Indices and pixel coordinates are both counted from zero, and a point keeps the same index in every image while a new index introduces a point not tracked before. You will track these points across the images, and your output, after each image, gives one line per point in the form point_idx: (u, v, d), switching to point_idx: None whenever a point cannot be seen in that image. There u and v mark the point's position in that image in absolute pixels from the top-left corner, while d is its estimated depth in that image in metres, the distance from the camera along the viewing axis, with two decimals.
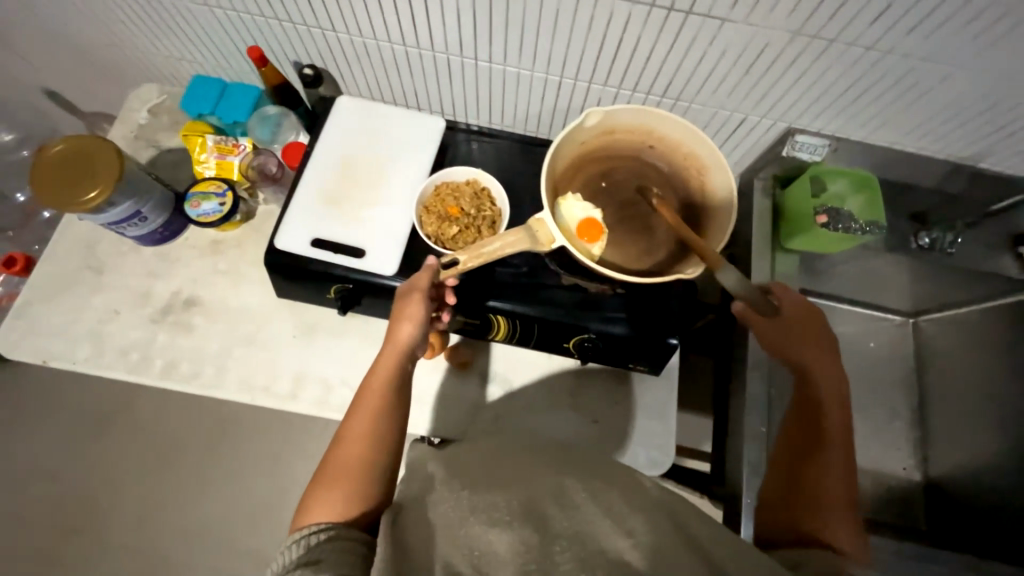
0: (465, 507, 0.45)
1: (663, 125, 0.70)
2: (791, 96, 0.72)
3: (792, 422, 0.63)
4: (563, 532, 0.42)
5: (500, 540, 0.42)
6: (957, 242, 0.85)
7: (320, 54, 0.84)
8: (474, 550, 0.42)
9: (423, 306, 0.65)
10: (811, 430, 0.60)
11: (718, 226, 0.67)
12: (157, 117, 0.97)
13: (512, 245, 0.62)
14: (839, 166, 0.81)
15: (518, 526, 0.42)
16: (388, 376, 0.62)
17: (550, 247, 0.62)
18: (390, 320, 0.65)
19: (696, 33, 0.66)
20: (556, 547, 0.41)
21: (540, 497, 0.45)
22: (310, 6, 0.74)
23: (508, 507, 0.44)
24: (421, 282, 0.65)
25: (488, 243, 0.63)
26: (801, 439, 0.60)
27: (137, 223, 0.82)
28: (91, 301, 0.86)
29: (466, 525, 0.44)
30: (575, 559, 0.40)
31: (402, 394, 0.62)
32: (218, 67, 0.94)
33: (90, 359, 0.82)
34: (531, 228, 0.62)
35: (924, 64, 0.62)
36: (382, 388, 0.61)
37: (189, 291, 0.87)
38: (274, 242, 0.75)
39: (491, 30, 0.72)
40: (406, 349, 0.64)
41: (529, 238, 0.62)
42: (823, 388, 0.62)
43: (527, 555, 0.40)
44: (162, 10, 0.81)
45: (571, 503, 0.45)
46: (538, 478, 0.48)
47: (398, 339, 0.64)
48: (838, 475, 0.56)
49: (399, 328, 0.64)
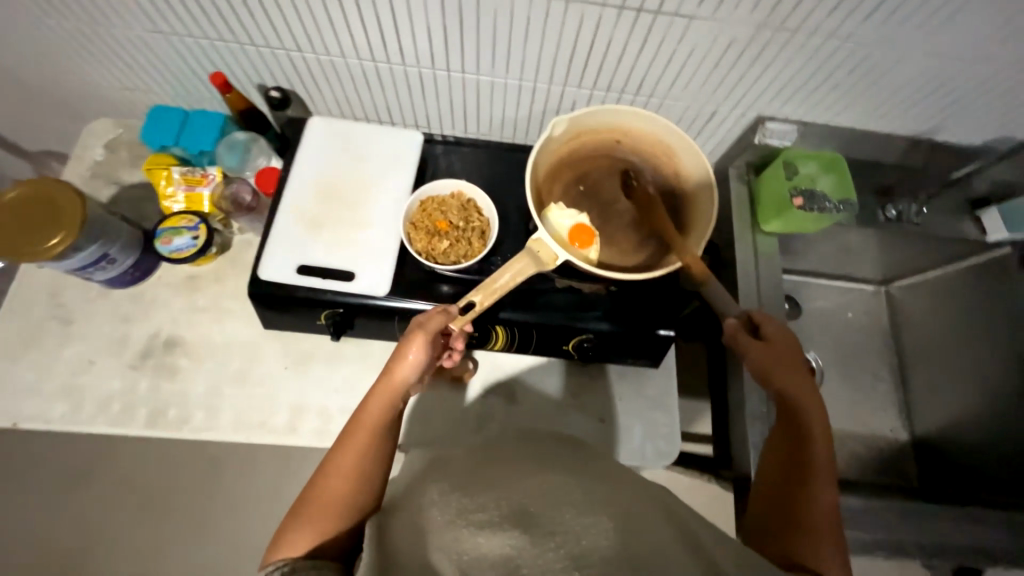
0: (452, 510, 0.44)
1: (628, 120, 0.71)
2: (760, 86, 0.74)
3: (777, 444, 0.63)
4: (555, 531, 0.41)
5: (492, 540, 0.41)
6: (922, 212, 0.88)
7: (285, 75, 0.82)
8: (461, 554, 0.40)
9: (428, 345, 0.61)
10: (795, 453, 0.60)
11: (704, 205, 0.70)
12: (115, 152, 0.93)
13: (520, 273, 0.62)
14: (808, 149, 0.83)
15: (509, 528, 0.42)
16: (381, 414, 0.58)
17: (555, 264, 0.62)
18: (392, 353, 0.61)
19: (666, 32, 0.67)
20: (549, 544, 0.40)
21: (530, 501, 0.44)
22: (273, 27, 0.72)
23: (497, 509, 0.44)
24: (432, 322, 0.62)
25: (499, 278, 0.63)
26: (787, 462, 0.60)
27: (105, 266, 0.78)
28: (61, 353, 0.81)
29: (453, 529, 0.43)
30: (569, 556, 0.39)
31: (392, 433, 0.59)
32: (177, 97, 0.90)
33: (67, 416, 0.77)
34: (532, 250, 0.62)
35: (881, 48, 0.65)
36: (372, 425, 0.57)
37: (168, 332, 0.83)
38: (257, 273, 0.72)
39: (461, 41, 0.72)
40: (401, 386, 0.60)
41: (532, 260, 0.62)
42: (806, 413, 0.61)
43: (518, 557, 0.39)
44: (112, 41, 0.78)
45: (561, 502, 0.44)
46: (526, 480, 0.47)
47: (394, 373, 0.60)
48: (825, 507, 0.55)
49: (397, 363, 0.61)
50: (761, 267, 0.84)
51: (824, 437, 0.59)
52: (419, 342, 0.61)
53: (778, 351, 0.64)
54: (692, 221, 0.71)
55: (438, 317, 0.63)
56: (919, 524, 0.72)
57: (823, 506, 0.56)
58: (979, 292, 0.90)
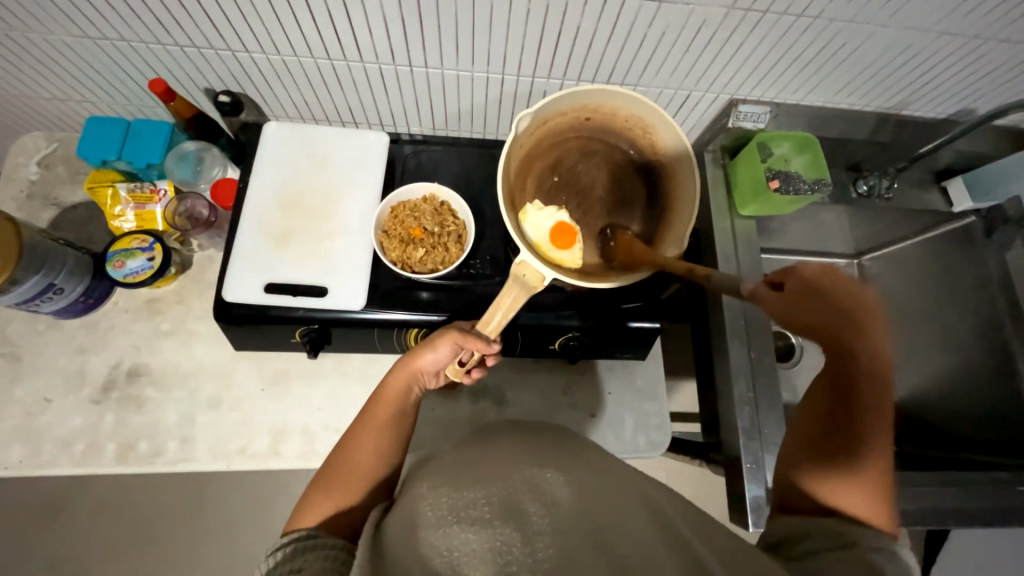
0: (443, 507, 0.44)
1: (595, 98, 0.64)
2: (731, 68, 0.73)
3: (823, 394, 0.56)
4: (545, 529, 0.40)
5: (480, 537, 0.40)
6: (893, 186, 0.88)
7: (233, 77, 0.76)
8: (451, 552, 0.40)
9: (453, 345, 0.60)
10: (845, 411, 0.53)
11: (684, 181, 0.65)
12: (52, 169, 0.86)
13: (513, 305, 0.57)
14: (781, 130, 0.81)
15: (499, 525, 0.41)
16: (399, 400, 0.59)
17: (542, 285, 0.56)
18: (415, 344, 0.62)
19: (636, 17, 0.64)
20: (538, 543, 0.39)
21: (521, 495, 0.44)
22: (213, 26, 0.66)
23: (488, 506, 0.43)
24: (469, 338, 0.59)
25: (489, 318, 0.58)
26: (832, 419, 0.54)
27: (51, 297, 0.72)
28: (12, 392, 0.75)
29: (443, 525, 0.42)
30: (560, 555, 0.38)
31: (409, 423, 0.60)
32: (115, 106, 0.83)
33: (26, 460, 0.72)
34: (518, 276, 0.55)
35: (850, 25, 0.65)
36: (392, 408, 0.59)
37: (132, 360, 0.78)
38: (222, 295, 0.68)
39: (422, 33, 0.67)
40: (419, 375, 0.61)
41: (520, 288, 0.56)
42: (863, 367, 0.54)
43: (509, 553, 0.39)
44: (31, 48, 0.70)
45: (553, 498, 0.44)
46: (518, 471, 0.47)
47: (415, 363, 0.60)
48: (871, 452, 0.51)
49: (420, 355, 0.61)
50: (740, 251, 0.83)
51: (880, 378, 0.53)
52: (448, 342, 0.60)
53: (834, 295, 0.53)
54: (675, 200, 0.67)
55: (476, 339, 0.59)
56: (901, 492, 0.74)
57: (869, 461, 0.51)
58: (950, 261, 0.91)
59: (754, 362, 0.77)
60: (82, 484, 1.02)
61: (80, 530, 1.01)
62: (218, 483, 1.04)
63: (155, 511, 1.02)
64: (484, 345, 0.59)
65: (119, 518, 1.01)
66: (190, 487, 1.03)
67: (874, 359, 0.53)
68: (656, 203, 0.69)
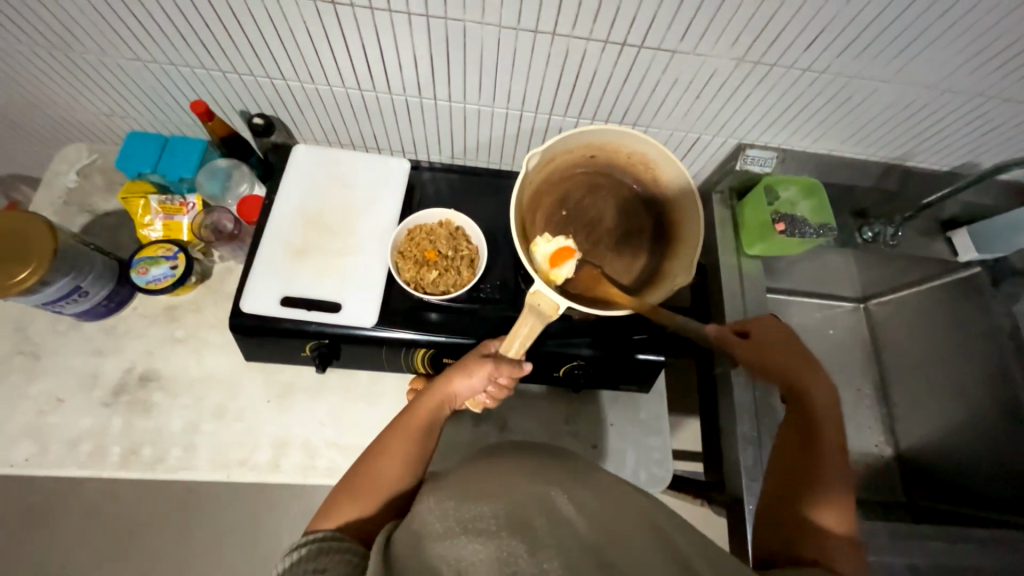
0: (450, 519, 0.44)
1: (600, 138, 0.67)
2: (740, 115, 0.76)
3: (789, 437, 0.60)
4: (551, 543, 0.40)
5: (486, 548, 0.40)
6: (898, 234, 0.90)
7: (268, 101, 0.81)
8: (458, 561, 0.40)
9: (486, 374, 0.60)
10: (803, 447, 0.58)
11: (688, 214, 0.66)
12: (90, 178, 0.90)
13: (530, 334, 0.60)
14: (788, 174, 0.85)
15: (506, 537, 0.41)
16: (427, 421, 0.59)
17: (556, 314, 0.58)
18: (451, 367, 0.62)
19: (649, 65, 0.68)
20: (543, 556, 0.39)
21: (527, 507, 0.44)
22: (254, 54, 0.71)
23: (495, 518, 0.42)
24: (502, 368, 0.59)
25: (508, 345, 0.61)
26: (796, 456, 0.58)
27: (76, 299, 0.75)
28: (25, 390, 0.77)
29: (451, 536, 0.42)
30: (564, 569, 0.38)
31: (433, 442, 0.60)
32: (155, 123, 0.88)
33: (32, 459, 0.73)
34: (532, 305, 0.58)
35: (856, 80, 0.68)
36: (422, 424, 0.59)
37: (145, 365, 0.80)
38: (240, 306, 0.70)
39: (449, 71, 0.72)
40: (452, 398, 0.61)
41: (536, 317, 0.59)
42: (816, 408, 0.60)
43: (514, 564, 0.39)
44: (87, 68, 0.76)
45: (559, 514, 0.43)
46: (526, 488, 0.47)
47: (450, 386, 0.60)
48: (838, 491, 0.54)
49: (456, 379, 0.60)
50: (746, 289, 0.83)
51: (829, 415, 0.60)
52: (483, 371, 0.59)
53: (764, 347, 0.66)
54: (679, 234, 0.68)
55: (509, 366, 0.59)
56: (910, 545, 0.71)
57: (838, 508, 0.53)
58: None
59: (759, 401, 0.76)
60: (77, 488, 1.02)
61: (67, 533, 1.00)
62: (209, 495, 1.03)
63: (140, 521, 1.01)
64: (515, 370, 0.59)
65: (104, 526, 1.00)
66: (183, 495, 1.02)
67: (824, 398, 0.61)
68: (660, 236, 0.70)
